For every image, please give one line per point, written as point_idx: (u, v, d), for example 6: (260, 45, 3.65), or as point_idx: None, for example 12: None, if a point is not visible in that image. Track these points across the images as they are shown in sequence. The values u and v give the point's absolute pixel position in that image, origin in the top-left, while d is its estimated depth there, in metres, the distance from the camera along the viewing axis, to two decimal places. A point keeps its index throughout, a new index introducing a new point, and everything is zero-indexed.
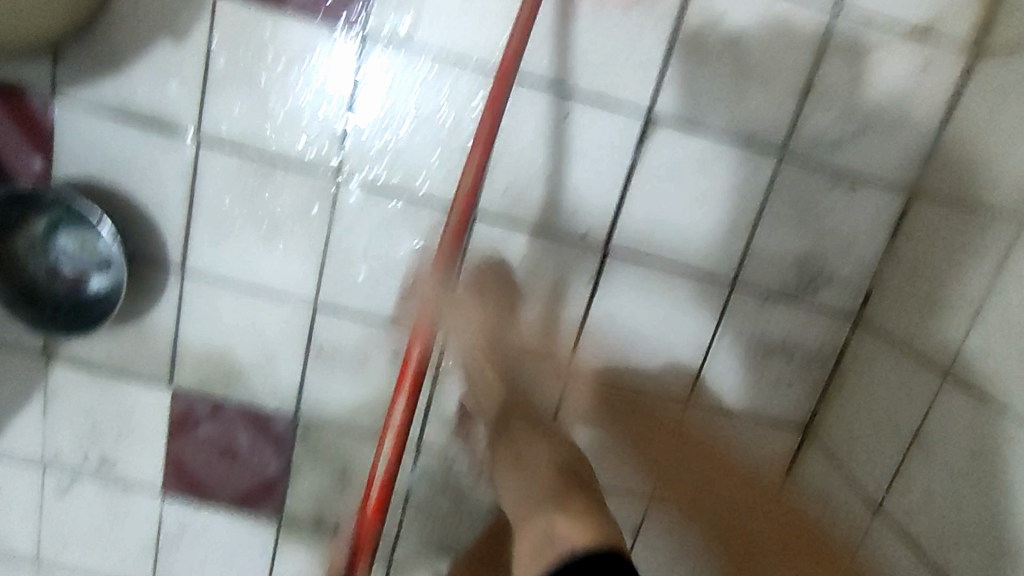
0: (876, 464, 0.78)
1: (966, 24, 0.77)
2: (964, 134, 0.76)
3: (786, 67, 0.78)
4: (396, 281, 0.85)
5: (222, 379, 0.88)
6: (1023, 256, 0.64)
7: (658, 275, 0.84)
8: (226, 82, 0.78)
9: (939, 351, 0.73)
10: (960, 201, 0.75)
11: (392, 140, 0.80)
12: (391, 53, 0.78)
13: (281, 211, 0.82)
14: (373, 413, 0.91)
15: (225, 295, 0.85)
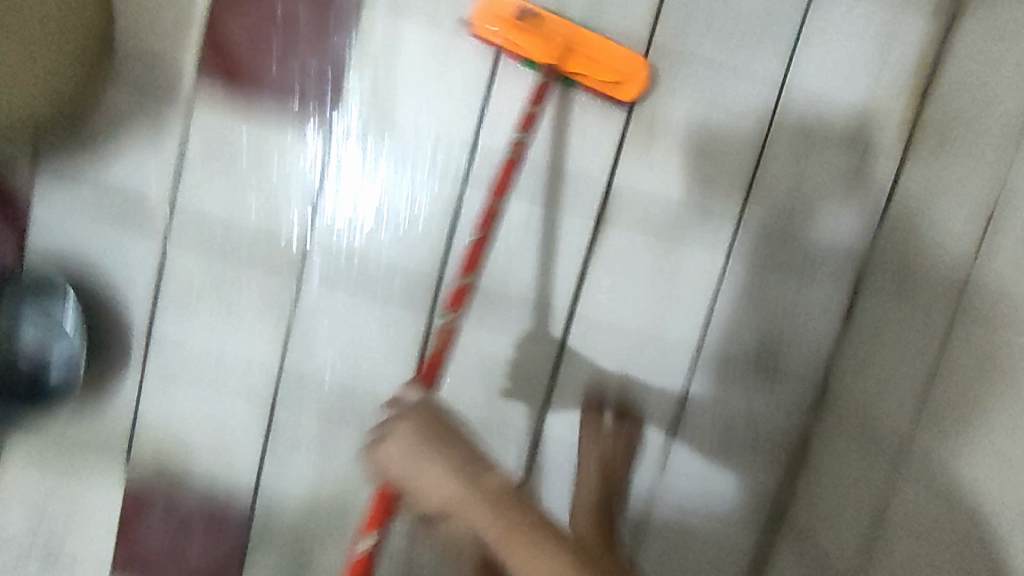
0: (838, 537, 0.77)
1: (896, 119, 0.82)
2: (903, 219, 0.80)
3: (729, 158, 0.83)
4: (358, 364, 0.85)
5: (177, 468, 0.86)
6: (965, 328, 0.66)
7: (618, 359, 0.84)
8: (197, 174, 0.82)
9: (882, 422, 0.75)
10: (904, 280, 0.77)
11: (355, 228, 0.83)
12: (355, 149, 0.82)
13: (245, 295, 0.84)
14: (330, 504, 0.87)
15: (186, 379, 0.85)
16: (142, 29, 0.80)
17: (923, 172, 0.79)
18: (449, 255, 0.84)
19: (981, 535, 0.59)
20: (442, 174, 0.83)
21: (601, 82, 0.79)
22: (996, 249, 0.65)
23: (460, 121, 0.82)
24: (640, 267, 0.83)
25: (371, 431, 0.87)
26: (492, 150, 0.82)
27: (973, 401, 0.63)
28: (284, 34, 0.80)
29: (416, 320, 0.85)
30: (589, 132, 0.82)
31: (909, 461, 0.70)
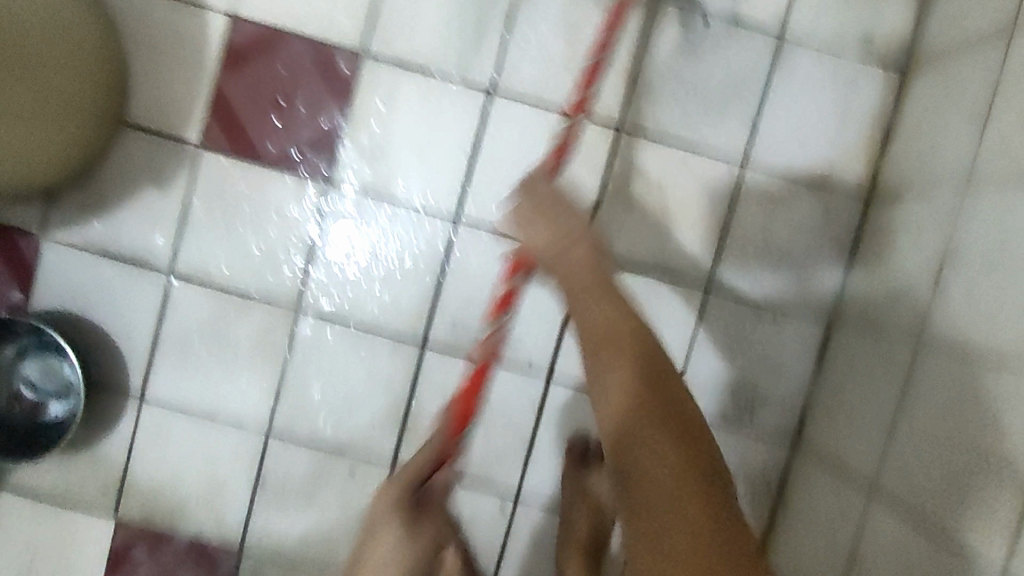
0: (816, 570, 0.78)
1: (859, 172, 0.87)
2: (868, 266, 0.84)
3: (703, 209, 0.87)
4: (348, 406, 0.88)
5: (168, 511, 0.87)
6: (931, 366, 0.69)
7: None
8: (200, 225, 0.86)
9: (850, 456, 0.78)
10: (869, 325, 0.81)
11: (349, 276, 0.87)
12: (350, 201, 0.87)
13: (242, 340, 0.87)
14: (320, 547, 0.89)
15: (181, 421, 0.87)
16: (152, 89, 0.85)
17: (886, 220, 0.83)
18: (437, 301, 0.88)
19: (954, 560, 0.61)
20: (432, 224, 0.87)
21: None
22: (948, 298, 0.69)
23: (450, 175, 0.87)
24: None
25: (359, 472, 0.89)
26: (479, 202, 0.87)
27: (937, 446, 0.66)
28: (286, 94, 0.85)
29: (405, 364, 0.88)
30: (573, 183, 0.86)
31: (877, 491, 0.72)
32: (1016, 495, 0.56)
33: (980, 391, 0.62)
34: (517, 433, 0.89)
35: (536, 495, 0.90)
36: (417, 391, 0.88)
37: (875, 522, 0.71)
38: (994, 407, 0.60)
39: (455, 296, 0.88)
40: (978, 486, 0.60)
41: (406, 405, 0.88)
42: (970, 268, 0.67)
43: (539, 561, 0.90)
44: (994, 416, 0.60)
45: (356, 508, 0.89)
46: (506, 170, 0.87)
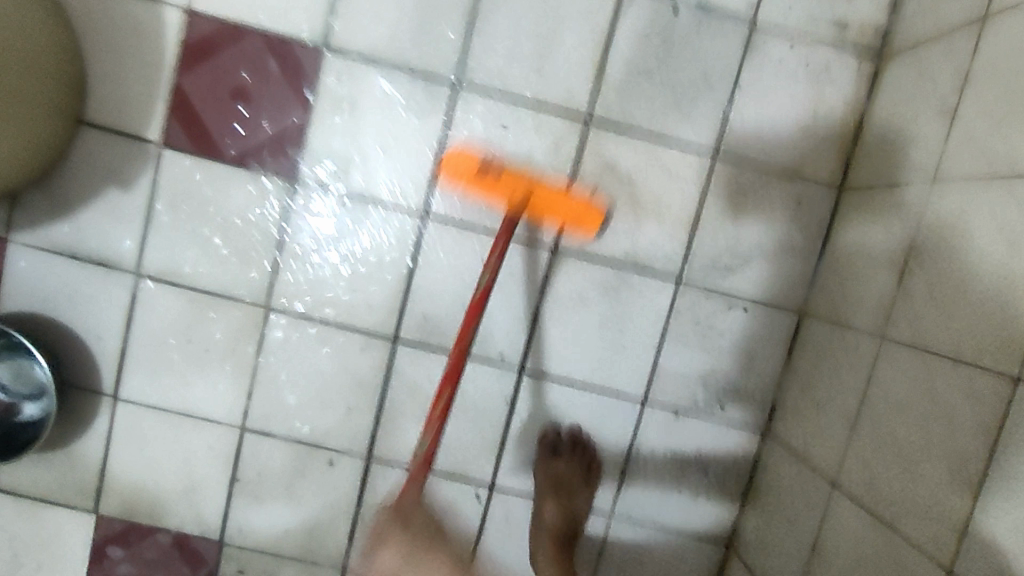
0: (786, 547, 0.80)
1: (831, 163, 0.86)
2: (839, 258, 0.84)
3: (673, 202, 0.86)
4: (321, 403, 0.89)
5: (148, 506, 0.89)
6: (893, 361, 0.69)
7: (573, 394, 0.89)
8: (167, 224, 0.86)
9: (817, 447, 0.79)
10: (837, 319, 0.81)
11: (317, 274, 0.87)
12: (316, 198, 0.86)
13: (214, 340, 0.87)
14: (299, 538, 0.91)
15: (157, 420, 0.88)
16: (111, 87, 0.83)
17: (859, 212, 0.82)
18: (407, 297, 0.87)
19: (909, 546, 0.62)
20: (401, 220, 0.86)
21: (567, 223, 0.83)
22: (909, 296, 0.69)
23: (417, 170, 0.86)
24: (589, 306, 0.87)
25: (334, 467, 0.90)
26: (447, 197, 0.86)
27: (893, 444, 0.66)
28: (247, 91, 0.84)
29: (376, 361, 0.88)
30: (540, 178, 0.85)
31: (840, 481, 0.73)
32: (963, 493, 0.57)
33: (936, 390, 0.63)
34: (490, 428, 0.89)
35: (511, 488, 0.90)
36: (390, 386, 0.88)
37: (836, 509, 0.72)
38: (949, 406, 0.61)
39: (425, 291, 0.87)
40: (928, 483, 0.61)
41: (379, 401, 0.89)
42: (931, 263, 0.67)
43: (515, 551, 0.91)
44: (949, 415, 0.60)
45: (333, 501, 0.90)
46: None
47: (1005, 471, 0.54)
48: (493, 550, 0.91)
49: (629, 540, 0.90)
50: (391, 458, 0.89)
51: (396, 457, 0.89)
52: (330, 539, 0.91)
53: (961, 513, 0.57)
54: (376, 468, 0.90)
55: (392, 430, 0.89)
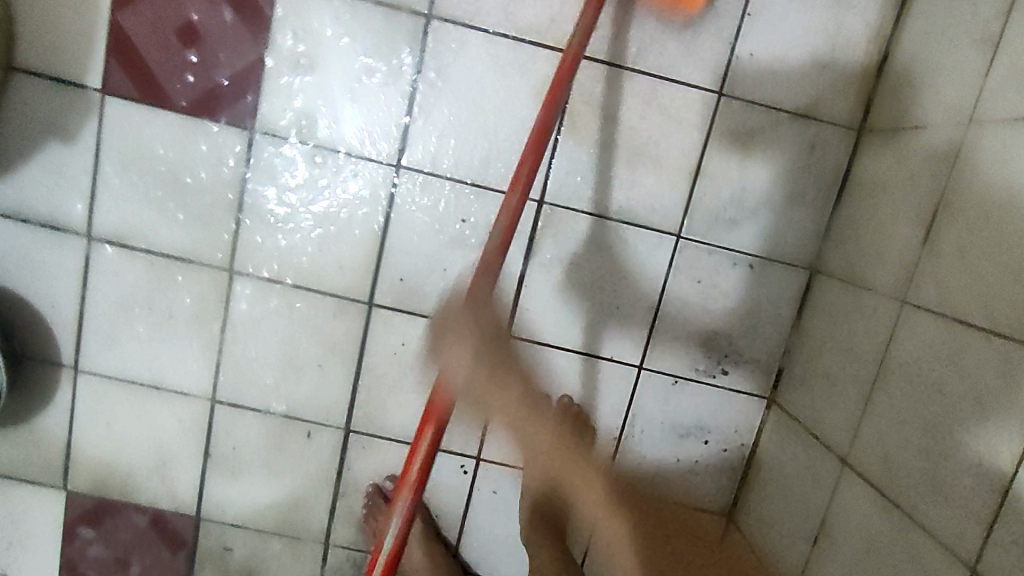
0: (790, 520, 0.75)
1: (850, 103, 0.77)
2: (856, 211, 0.75)
3: (672, 149, 0.78)
4: (295, 374, 0.83)
5: (119, 480, 0.85)
6: (913, 328, 0.63)
7: (564, 361, 0.82)
8: (116, 182, 0.78)
9: (826, 416, 0.73)
10: (851, 278, 0.74)
11: (284, 235, 0.80)
12: (279, 152, 0.78)
13: (176, 307, 0.81)
14: (278, 511, 0.87)
15: (121, 392, 0.83)
16: (43, 28, 0.75)
17: (879, 158, 0.74)
18: (382, 259, 0.80)
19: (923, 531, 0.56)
20: (373, 174, 0.79)
21: None
22: (935, 253, 0.62)
23: (388, 119, 0.78)
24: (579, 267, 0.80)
25: (312, 440, 0.85)
26: (422, 148, 0.78)
27: (911, 423, 0.60)
28: (195, 32, 0.75)
29: (352, 328, 0.82)
30: (524, 125, 0.78)
31: (850, 456, 0.67)
32: (991, 482, 0.51)
33: (963, 365, 0.56)
34: None
35: (499, 458, 0.85)
36: (366, 354, 0.82)
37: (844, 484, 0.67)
38: (976, 382, 0.54)
39: (402, 252, 0.80)
40: (950, 468, 0.55)
41: (356, 371, 0.83)
42: (961, 219, 0.59)
43: (503, 523, 0.87)
44: (978, 393, 0.53)
45: (312, 475, 0.86)
46: (452, 112, 0.77)
47: None
48: (480, 522, 0.87)
49: None
50: (371, 429, 0.84)
51: (376, 428, 0.84)
52: (310, 512, 0.87)
53: (988, 503, 0.50)
54: (355, 439, 0.85)
55: (371, 401, 0.83)
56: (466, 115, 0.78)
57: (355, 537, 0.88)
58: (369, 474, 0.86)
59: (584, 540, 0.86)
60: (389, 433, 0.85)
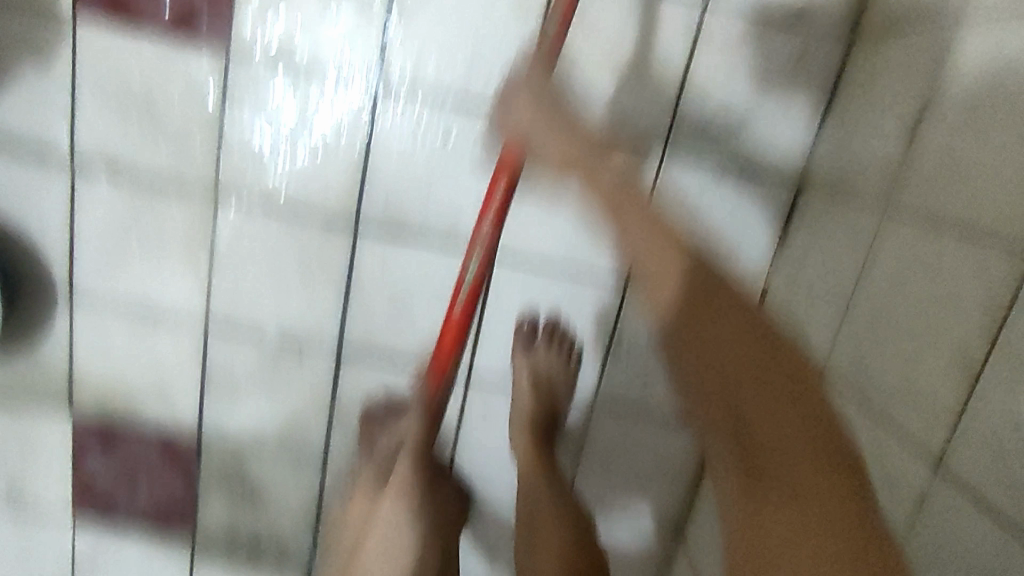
0: None
1: (840, 8, 0.75)
2: (844, 122, 0.74)
3: (657, 59, 0.75)
4: (285, 297, 0.84)
5: (122, 403, 0.88)
6: (893, 234, 0.62)
7: (550, 279, 0.83)
8: (96, 107, 0.77)
9: (808, 328, 0.73)
10: (837, 188, 0.73)
11: (267, 159, 0.80)
12: (256, 72, 0.77)
13: (163, 233, 0.82)
14: (278, 431, 0.90)
15: (117, 318, 0.85)
16: None
17: (868, 64, 0.72)
18: (365, 180, 0.80)
19: (894, 433, 0.57)
20: (353, 93, 0.78)
21: None
22: (918, 160, 0.60)
23: (365, 39, 0.76)
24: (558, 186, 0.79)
25: (304, 363, 0.87)
26: (402, 65, 0.77)
27: (889, 333, 0.60)
28: None
29: (337, 253, 0.82)
30: (504, 38, 0.76)
31: (829, 366, 0.68)
32: (958, 380, 0.51)
33: (941, 271, 0.55)
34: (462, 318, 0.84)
35: (489, 377, 0.87)
36: (355, 277, 0.83)
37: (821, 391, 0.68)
38: (960, 296, 0.53)
39: (385, 173, 0.80)
40: (923, 373, 0.55)
41: (344, 295, 0.84)
42: (947, 123, 0.58)
43: (494, 440, 0.89)
44: (954, 296, 0.53)
45: (306, 398, 0.88)
46: (430, 31, 0.76)
47: (1007, 360, 0.47)
48: (472, 440, 0.89)
49: (611, 430, 0.88)
50: (362, 350, 0.86)
51: (367, 350, 0.86)
52: (307, 432, 0.90)
53: (955, 403, 0.51)
54: (348, 360, 0.86)
55: (361, 322, 0.85)
56: (445, 29, 0.76)
57: (352, 456, 0.91)
58: (363, 394, 0.88)
59: (575, 456, 0.89)
60: (380, 354, 0.86)
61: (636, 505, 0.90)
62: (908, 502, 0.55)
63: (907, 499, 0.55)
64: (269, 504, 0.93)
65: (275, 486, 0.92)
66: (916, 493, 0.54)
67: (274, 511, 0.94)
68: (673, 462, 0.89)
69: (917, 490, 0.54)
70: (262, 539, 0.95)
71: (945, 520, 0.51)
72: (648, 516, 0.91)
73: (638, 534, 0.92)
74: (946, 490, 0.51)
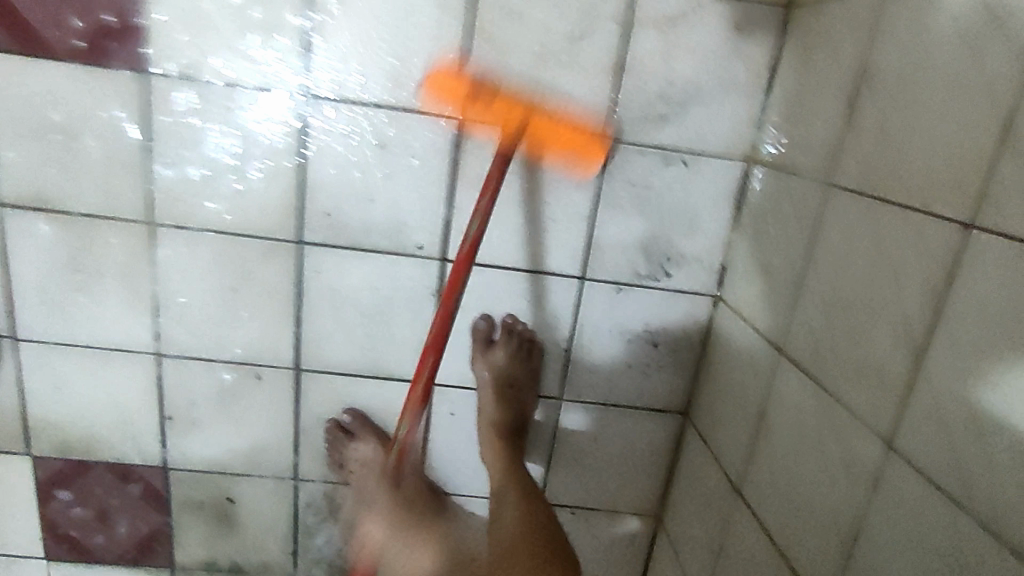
0: (731, 436, 0.76)
1: None
2: (789, 92, 0.72)
3: (590, 46, 0.73)
4: (236, 320, 0.82)
5: (81, 442, 0.86)
6: (838, 210, 0.61)
7: (504, 279, 0.81)
8: (17, 143, 0.74)
9: (766, 308, 0.72)
10: (786, 164, 0.71)
11: (199, 181, 0.77)
12: (176, 92, 0.74)
13: (102, 267, 0.79)
14: (246, 454, 0.88)
15: (65, 357, 0.82)
16: None
17: (807, 34, 0.69)
18: (304, 194, 0.77)
19: (846, 415, 0.56)
20: (281, 105, 0.75)
21: None
22: (858, 131, 0.59)
23: (289, 46, 0.73)
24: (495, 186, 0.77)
25: (263, 380, 0.85)
26: (328, 73, 0.74)
27: (839, 308, 0.59)
28: None
29: (284, 268, 0.80)
30: (431, 36, 0.73)
31: (785, 346, 0.67)
32: (905, 357, 0.50)
33: (886, 242, 0.54)
34: (418, 325, 0.83)
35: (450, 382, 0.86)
36: (306, 292, 0.81)
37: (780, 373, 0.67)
38: (905, 278, 0.51)
39: (324, 186, 0.77)
40: (874, 349, 0.54)
41: (295, 309, 0.82)
42: (883, 92, 0.56)
43: (464, 444, 0.88)
44: (897, 272, 0.52)
45: (270, 416, 0.86)
46: (355, 32, 0.73)
47: (952, 328, 0.46)
48: (440, 446, 0.88)
49: (580, 422, 0.87)
50: (321, 367, 0.84)
51: (326, 366, 0.84)
52: (276, 452, 0.88)
53: (904, 383, 0.50)
54: (307, 378, 0.85)
55: (316, 338, 0.83)
56: (369, 31, 0.73)
57: (323, 470, 0.89)
58: (327, 410, 0.87)
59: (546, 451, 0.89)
60: (338, 369, 0.85)
61: (612, 495, 0.90)
62: (865, 479, 0.53)
63: (865, 475, 0.54)
64: (244, 524, 0.92)
65: (248, 508, 0.91)
66: (871, 471, 0.53)
67: (250, 530, 0.93)
68: (645, 450, 0.88)
69: (872, 467, 0.53)
70: (242, 560, 0.94)
71: (899, 497, 0.50)
72: (624, 502, 0.90)
73: (617, 524, 0.92)
74: (900, 467, 0.50)
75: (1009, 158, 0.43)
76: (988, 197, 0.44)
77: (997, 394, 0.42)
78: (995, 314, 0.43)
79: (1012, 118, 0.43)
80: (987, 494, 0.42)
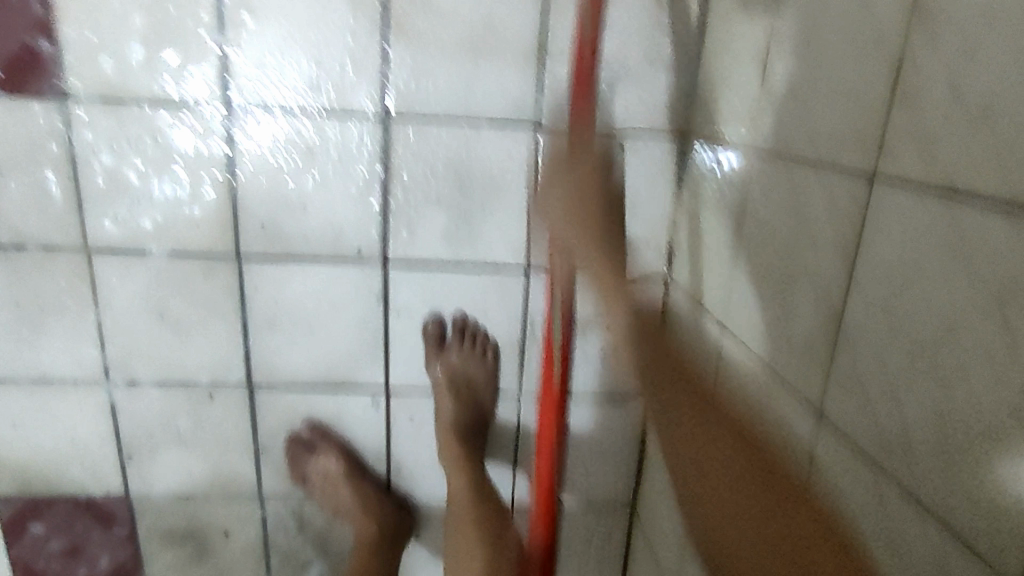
0: None
1: None
2: (712, 61, 0.70)
3: (510, 34, 0.72)
4: (184, 341, 0.81)
5: (39, 477, 0.85)
6: (762, 175, 0.59)
7: (448, 278, 0.80)
8: None
9: (709, 284, 0.70)
10: (716, 136, 0.70)
11: (130, 204, 0.76)
12: (98, 115, 0.73)
13: (42, 298, 0.78)
14: (209, 475, 0.87)
15: (14, 392, 0.81)
16: None
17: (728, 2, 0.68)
18: (237, 207, 0.76)
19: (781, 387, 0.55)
20: (205, 121, 0.74)
21: None
22: (773, 92, 0.57)
23: (204, 61, 0.72)
24: (429, 183, 0.76)
25: (217, 401, 0.84)
26: (247, 84, 0.73)
27: (770, 277, 0.57)
28: None
29: (224, 286, 0.79)
30: (346, 38, 0.71)
31: (728, 320, 0.65)
32: (828, 322, 0.48)
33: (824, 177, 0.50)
34: (368, 331, 0.82)
35: (404, 387, 0.84)
36: (250, 308, 0.80)
37: (723, 348, 0.65)
38: (821, 239, 0.49)
39: (255, 198, 0.76)
40: (801, 318, 0.52)
41: (241, 327, 0.81)
42: (792, 51, 0.54)
43: (427, 448, 0.87)
44: (814, 236, 0.51)
45: (230, 436, 0.86)
46: (271, 42, 0.71)
47: (862, 289, 0.44)
48: (403, 452, 0.87)
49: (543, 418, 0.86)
50: (274, 381, 0.83)
51: (279, 380, 0.83)
52: (238, 470, 0.87)
53: (828, 349, 0.48)
54: (262, 393, 0.84)
55: (265, 352, 0.82)
56: (283, 39, 0.71)
57: (289, 487, 0.89)
58: (285, 425, 0.86)
59: (511, 450, 0.87)
60: (292, 383, 0.84)
61: (581, 490, 0.89)
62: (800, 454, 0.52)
63: (801, 446, 0.52)
64: (215, 549, 0.91)
65: (216, 530, 0.90)
66: (806, 444, 0.51)
67: (222, 555, 0.92)
68: (612, 443, 0.87)
69: (806, 440, 0.51)
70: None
71: (833, 470, 0.47)
72: (594, 495, 0.89)
73: (589, 517, 0.90)
74: (831, 438, 0.48)
75: (902, 108, 0.41)
76: (886, 147, 0.42)
77: (903, 350, 0.40)
78: (897, 269, 0.41)
79: (902, 62, 0.41)
80: (907, 458, 0.40)
